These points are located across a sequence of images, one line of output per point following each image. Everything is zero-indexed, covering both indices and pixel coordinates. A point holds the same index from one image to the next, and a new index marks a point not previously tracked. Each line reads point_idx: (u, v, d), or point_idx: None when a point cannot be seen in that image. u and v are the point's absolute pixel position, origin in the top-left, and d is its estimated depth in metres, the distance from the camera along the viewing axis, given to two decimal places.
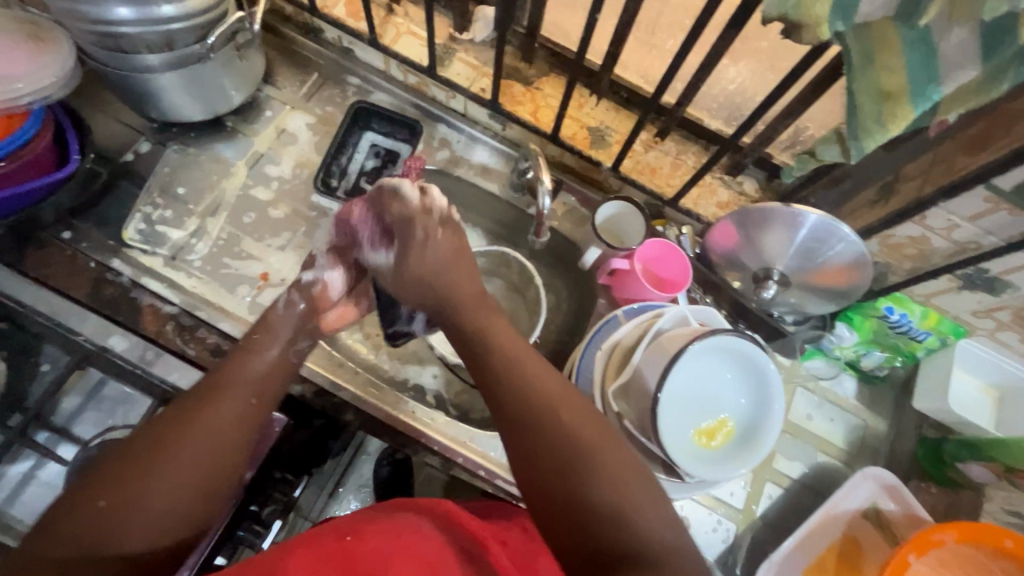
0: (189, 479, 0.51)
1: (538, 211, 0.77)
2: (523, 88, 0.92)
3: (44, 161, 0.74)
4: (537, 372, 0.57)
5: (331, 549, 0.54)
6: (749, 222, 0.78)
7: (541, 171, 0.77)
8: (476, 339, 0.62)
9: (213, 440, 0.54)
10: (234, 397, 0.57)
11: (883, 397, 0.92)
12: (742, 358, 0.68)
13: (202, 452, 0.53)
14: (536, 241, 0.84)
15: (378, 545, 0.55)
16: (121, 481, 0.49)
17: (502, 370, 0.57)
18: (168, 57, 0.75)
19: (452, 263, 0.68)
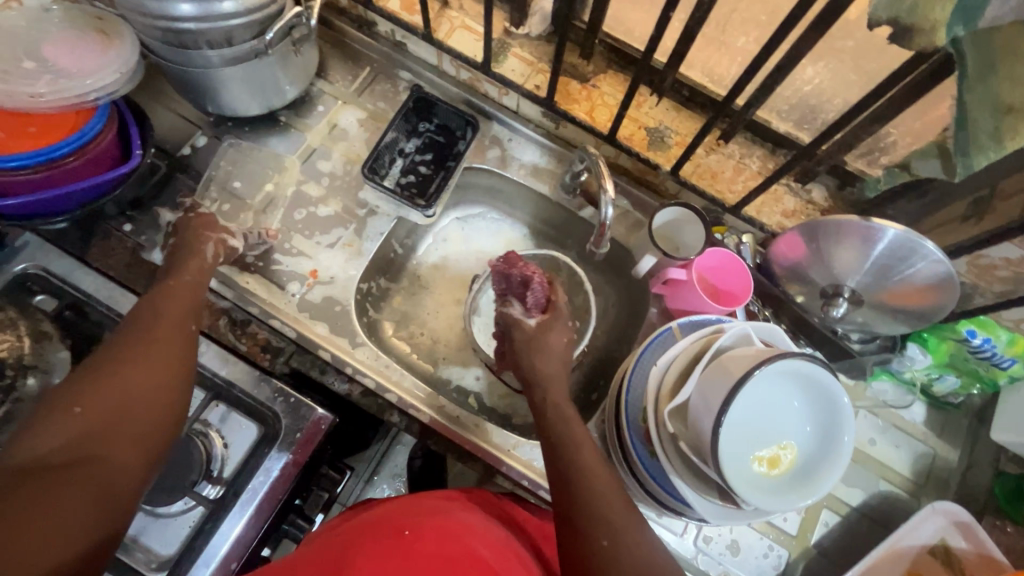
0: (140, 448, 0.55)
1: (599, 221, 0.75)
2: (580, 85, 0.88)
3: (107, 156, 0.75)
4: (605, 489, 0.58)
5: (393, 548, 0.55)
6: (821, 235, 0.73)
7: (603, 177, 0.75)
8: (558, 441, 0.63)
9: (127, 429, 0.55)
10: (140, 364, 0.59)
11: (955, 425, 0.86)
12: (812, 384, 0.63)
13: (136, 425, 0.56)
14: (592, 250, 0.80)
15: (436, 545, 0.56)
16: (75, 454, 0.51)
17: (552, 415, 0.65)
18: (226, 54, 0.75)
19: (555, 378, 0.69)
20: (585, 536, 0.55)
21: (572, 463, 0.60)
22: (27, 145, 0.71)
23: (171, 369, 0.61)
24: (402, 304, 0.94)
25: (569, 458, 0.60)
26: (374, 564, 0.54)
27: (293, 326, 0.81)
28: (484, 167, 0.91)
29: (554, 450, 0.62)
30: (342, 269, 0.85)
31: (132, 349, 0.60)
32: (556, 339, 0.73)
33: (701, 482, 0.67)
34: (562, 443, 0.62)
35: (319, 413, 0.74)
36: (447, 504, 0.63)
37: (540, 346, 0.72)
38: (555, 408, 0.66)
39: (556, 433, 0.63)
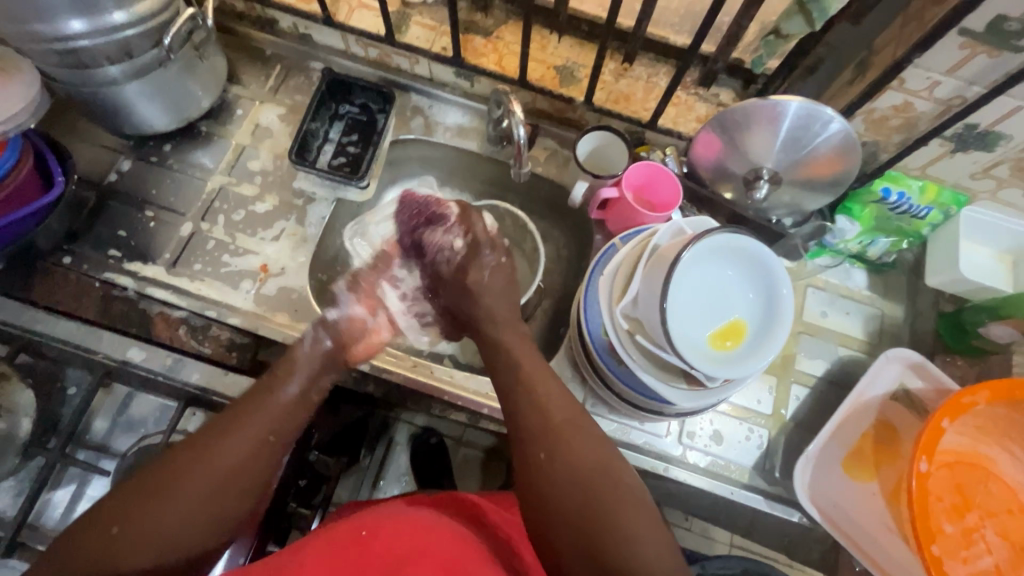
0: (190, 514, 0.56)
1: (515, 144, 0.78)
2: (484, 40, 0.91)
3: (26, 189, 0.75)
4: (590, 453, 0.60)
5: (347, 544, 0.59)
6: (730, 125, 0.78)
7: (512, 103, 0.78)
8: (545, 416, 0.63)
9: (211, 491, 0.58)
10: (240, 430, 0.62)
11: (897, 283, 0.90)
12: (744, 255, 0.67)
13: (205, 487, 0.57)
14: (518, 173, 0.83)
15: (389, 542, 0.59)
16: (140, 507, 0.55)
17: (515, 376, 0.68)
18: (129, 67, 0.76)
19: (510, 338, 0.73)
20: (581, 497, 0.57)
21: (564, 435, 0.61)
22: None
23: (262, 444, 0.62)
24: None
25: (560, 435, 0.61)
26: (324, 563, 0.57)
27: (253, 320, 0.82)
28: (410, 136, 0.93)
29: (544, 424, 0.63)
30: (291, 258, 0.86)
31: (225, 425, 0.62)
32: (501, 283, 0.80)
33: (664, 372, 0.70)
34: (542, 418, 0.63)
35: None
36: (403, 508, 0.66)
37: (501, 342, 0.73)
38: (531, 386, 0.66)
39: (510, 378, 0.68)
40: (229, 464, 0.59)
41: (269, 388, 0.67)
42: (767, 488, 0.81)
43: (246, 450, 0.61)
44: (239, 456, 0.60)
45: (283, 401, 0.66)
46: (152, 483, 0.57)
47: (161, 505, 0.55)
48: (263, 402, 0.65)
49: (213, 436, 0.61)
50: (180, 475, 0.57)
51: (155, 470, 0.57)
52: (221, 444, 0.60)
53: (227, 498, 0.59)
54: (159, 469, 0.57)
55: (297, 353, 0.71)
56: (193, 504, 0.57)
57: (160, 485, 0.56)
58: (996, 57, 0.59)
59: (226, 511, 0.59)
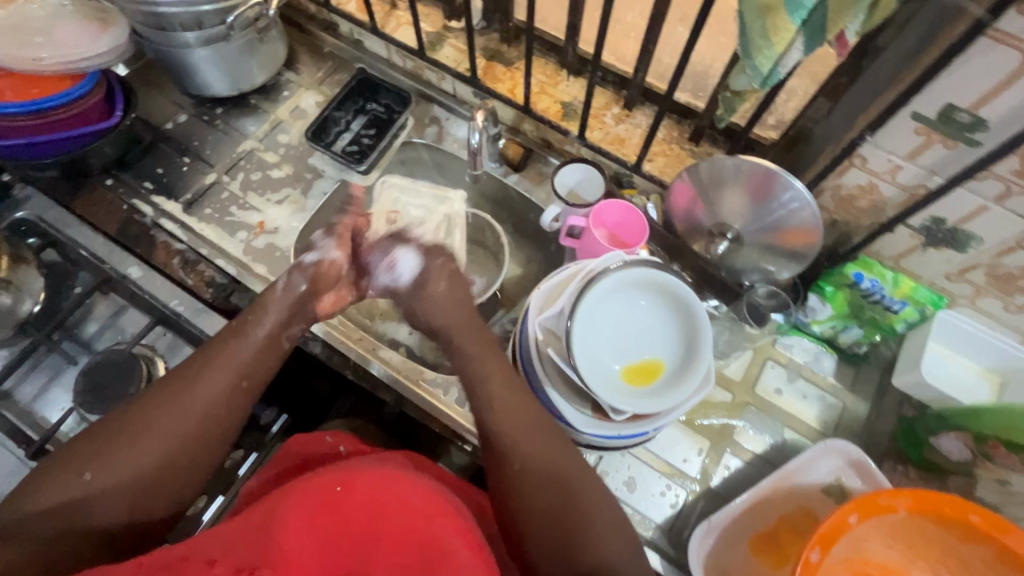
0: (157, 463, 0.61)
1: (469, 146, 0.89)
2: (505, 68, 1.00)
3: (89, 114, 0.89)
4: (561, 462, 0.63)
5: (323, 496, 0.59)
6: (703, 181, 0.81)
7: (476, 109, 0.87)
8: (516, 426, 0.64)
9: (181, 438, 0.62)
10: (209, 378, 0.66)
11: (866, 379, 0.86)
12: (671, 297, 0.68)
13: (172, 434, 0.62)
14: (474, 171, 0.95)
15: (362, 500, 0.59)
16: (112, 456, 0.59)
17: (490, 396, 0.67)
18: (201, 35, 0.90)
19: (481, 354, 0.72)
20: (551, 494, 0.60)
21: (535, 447, 0.63)
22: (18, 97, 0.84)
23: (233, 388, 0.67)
24: None
25: (533, 443, 0.64)
26: (302, 517, 0.58)
27: (236, 266, 0.91)
28: (422, 141, 1.03)
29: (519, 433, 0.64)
30: (286, 221, 0.95)
31: (189, 371, 0.66)
32: (461, 306, 0.78)
33: (574, 394, 0.71)
34: (519, 426, 0.65)
35: None
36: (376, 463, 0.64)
37: (481, 349, 0.73)
38: (513, 410, 0.66)
39: (484, 392, 0.68)
40: (198, 407, 0.64)
41: (240, 331, 0.71)
42: (670, 550, 0.77)
43: (215, 397, 0.65)
44: (211, 399, 0.65)
45: (250, 344, 0.70)
46: (124, 434, 0.61)
47: (132, 451, 0.60)
48: (236, 347, 0.69)
49: (174, 385, 0.65)
50: (146, 425, 0.62)
51: (123, 424, 0.62)
52: (191, 391, 0.64)
53: (197, 441, 0.63)
54: (129, 420, 0.62)
55: (268, 295, 0.74)
56: (162, 450, 0.61)
57: (132, 439, 0.61)
58: (953, 147, 0.59)
59: (199, 462, 0.63)
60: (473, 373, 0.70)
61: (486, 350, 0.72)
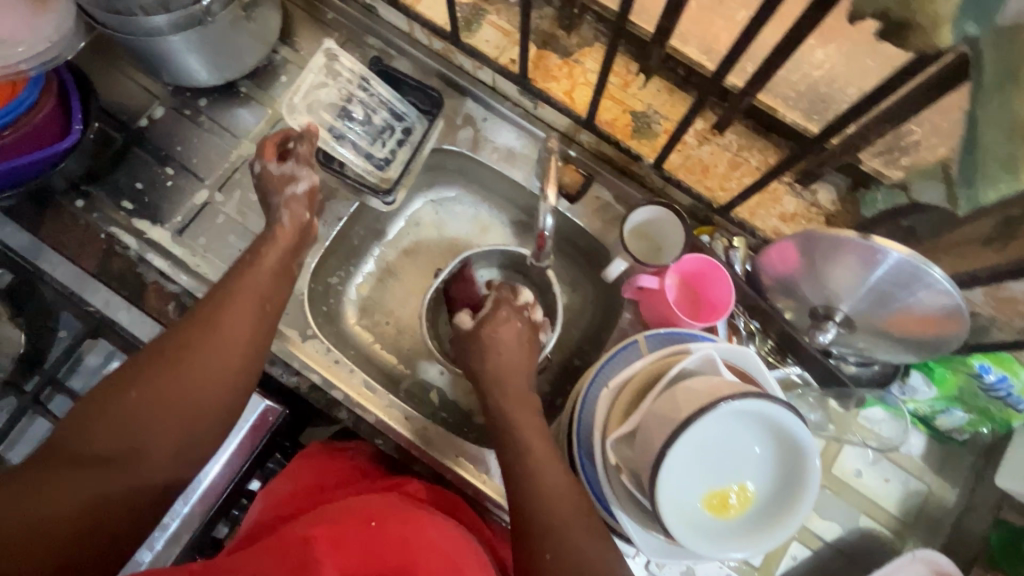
0: (191, 411, 0.56)
1: (539, 232, 0.69)
2: (561, 60, 0.78)
3: (44, 130, 0.70)
4: (599, 549, 0.56)
5: (356, 530, 0.57)
6: (816, 249, 0.64)
7: (547, 185, 0.68)
8: (551, 515, 0.58)
9: (224, 373, 0.57)
10: (218, 344, 0.58)
11: (956, 461, 0.78)
12: (777, 430, 0.56)
13: (206, 371, 0.57)
14: (536, 259, 0.76)
15: (399, 534, 0.57)
16: (144, 403, 0.54)
17: (525, 460, 0.62)
18: (171, 20, 0.68)
19: (516, 419, 0.66)
20: None
21: (574, 531, 0.57)
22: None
23: (241, 370, 0.59)
24: (369, 291, 0.92)
25: (565, 531, 0.57)
26: (334, 549, 0.55)
27: None
28: (455, 149, 0.85)
29: (546, 518, 0.57)
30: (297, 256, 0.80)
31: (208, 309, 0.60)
32: (515, 354, 0.72)
33: (645, 517, 0.61)
34: (546, 507, 0.58)
35: (264, 405, 0.76)
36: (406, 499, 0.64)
37: (510, 408, 0.68)
38: (552, 495, 0.59)
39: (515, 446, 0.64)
40: (237, 335, 0.59)
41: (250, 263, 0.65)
42: None
43: (224, 365, 0.58)
44: (239, 336, 0.59)
45: (266, 272, 0.65)
46: (127, 406, 0.53)
47: (167, 403, 0.55)
48: (246, 278, 0.63)
49: (194, 331, 0.58)
50: (168, 371, 0.56)
51: (123, 385, 0.54)
52: (186, 379, 0.56)
53: (188, 442, 0.56)
54: (146, 377, 0.55)
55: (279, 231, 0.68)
56: (196, 396, 0.56)
57: (138, 415, 0.54)
58: None
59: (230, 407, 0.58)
60: (508, 426, 0.66)
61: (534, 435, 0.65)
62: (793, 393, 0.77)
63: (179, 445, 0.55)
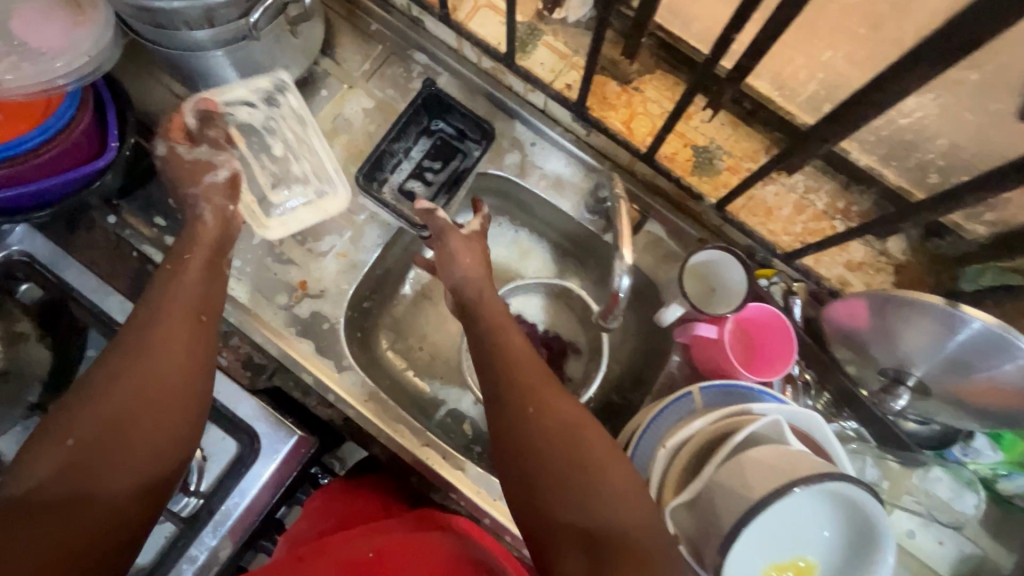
0: (154, 416, 0.51)
1: (612, 292, 0.64)
2: (619, 88, 0.74)
3: (80, 148, 0.67)
4: (622, 484, 0.51)
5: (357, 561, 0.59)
6: (892, 311, 0.60)
7: (623, 242, 0.62)
8: (560, 458, 0.52)
9: (175, 375, 0.54)
10: (160, 348, 0.54)
11: (1015, 528, 0.74)
12: (851, 512, 0.52)
13: (160, 375, 0.53)
14: (603, 318, 0.70)
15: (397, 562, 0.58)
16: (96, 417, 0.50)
17: (534, 421, 0.55)
18: (215, 35, 0.64)
19: (530, 389, 0.57)
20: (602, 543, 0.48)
21: (591, 471, 0.51)
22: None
23: (185, 370, 0.54)
24: (403, 314, 0.89)
25: (582, 471, 0.51)
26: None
27: (275, 342, 0.75)
28: (499, 175, 0.81)
29: (558, 463, 0.52)
30: (335, 282, 0.78)
31: (141, 318, 0.56)
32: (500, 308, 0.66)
33: None
34: (556, 450, 0.53)
35: (297, 439, 0.73)
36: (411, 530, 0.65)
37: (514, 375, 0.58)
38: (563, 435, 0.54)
39: (526, 431, 0.55)
40: (178, 335, 0.56)
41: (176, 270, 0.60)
42: None
43: (172, 366, 0.54)
44: (178, 333, 0.56)
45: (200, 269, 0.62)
46: (69, 451, 0.48)
47: (123, 412, 0.50)
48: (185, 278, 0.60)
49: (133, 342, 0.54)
50: (113, 383, 0.52)
51: (56, 433, 0.49)
52: (138, 387, 0.52)
53: (154, 451, 0.51)
54: (96, 393, 0.51)
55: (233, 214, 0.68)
56: (156, 402, 0.52)
57: (83, 454, 0.48)
58: None
59: (188, 406, 0.54)
60: (500, 387, 0.58)
61: (532, 376, 0.58)
62: (848, 448, 0.73)
63: (144, 458, 0.50)
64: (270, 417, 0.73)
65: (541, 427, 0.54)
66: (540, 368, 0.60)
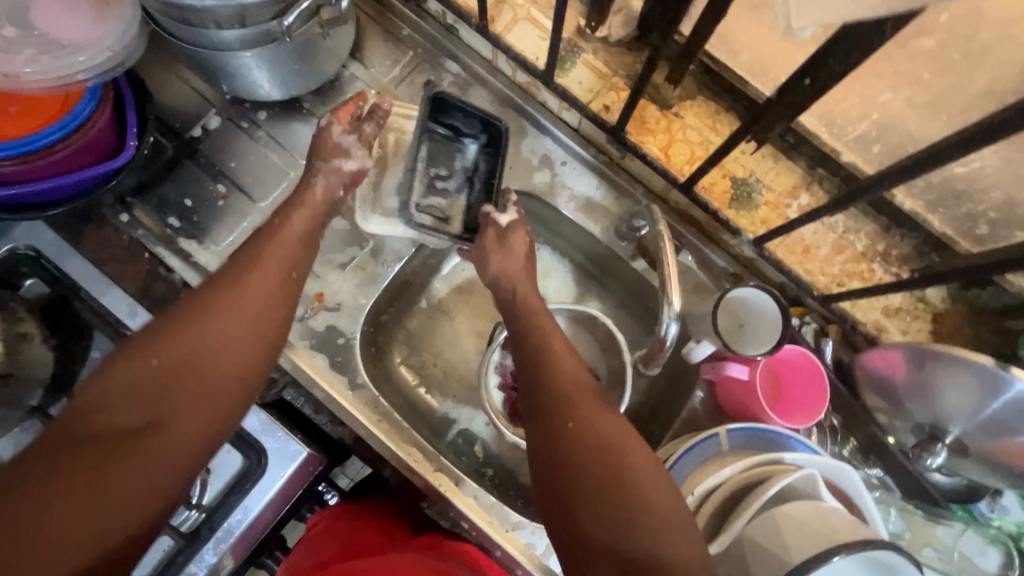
0: (231, 358, 0.52)
1: (659, 338, 0.59)
2: (659, 112, 0.72)
3: (96, 146, 0.64)
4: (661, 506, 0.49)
5: None
6: (935, 366, 0.58)
7: (670, 285, 0.56)
8: (598, 471, 0.51)
9: (254, 324, 0.54)
10: (246, 294, 0.55)
11: None
12: None
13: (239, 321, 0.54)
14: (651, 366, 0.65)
15: None
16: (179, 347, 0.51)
17: (580, 427, 0.54)
18: (245, 35, 0.61)
19: (568, 403, 0.56)
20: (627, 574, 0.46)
21: (628, 490, 0.50)
22: (14, 128, 0.61)
23: (258, 340, 0.54)
24: (418, 329, 0.86)
25: (621, 493, 0.50)
26: None
27: (288, 354, 0.73)
28: (528, 193, 0.78)
29: (598, 474, 0.51)
30: (352, 295, 0.75)
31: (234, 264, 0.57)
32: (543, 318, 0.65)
33: None
34: (597, 457, 0.52)
35: (308, 456, 0.71)
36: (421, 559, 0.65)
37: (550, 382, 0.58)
38: (607, 446, 0.52)
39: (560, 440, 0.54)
40: (267, 286, 0.56)
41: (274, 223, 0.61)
42: None
43: (252, 316, 0.54)
44: (268, 281, 0.57)
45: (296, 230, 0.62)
46: (145, 375, 0.49)
47: (204, 348, 0.51)
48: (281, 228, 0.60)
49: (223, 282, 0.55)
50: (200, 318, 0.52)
51: (141, 350, 0.50)
52: (219, 327, 0.52)
53: (222, 397, 0.51)
54: (181, 326, 0.52)
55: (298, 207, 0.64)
56: (232, 347, 0.52)
57: (152, 386, 0.49)
58: None
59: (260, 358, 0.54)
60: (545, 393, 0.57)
61: (577, 390, 0.57)
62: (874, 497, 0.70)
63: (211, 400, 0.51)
64: (279, 433, 0.70)
65: (585, 435, 0.53)
66: (582, 376, 0.59)
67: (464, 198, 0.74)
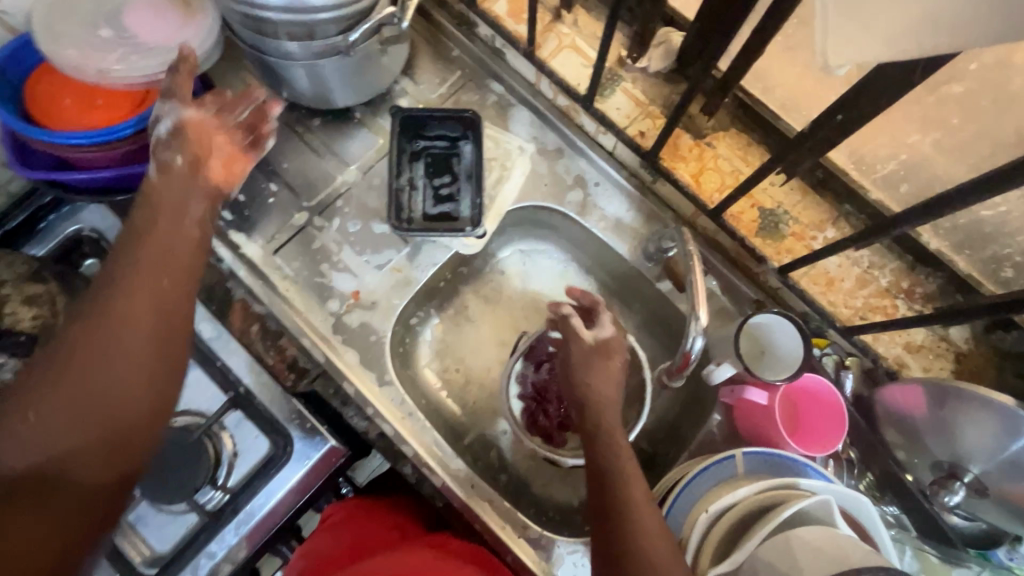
0: (134, 368, 0.50)
1: (686, 351, 0.61)
2: (693, 141, 0.75)
3: None
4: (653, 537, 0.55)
5: None
6: (951, 400, 0.60)
7: (699, 302, 0.59)
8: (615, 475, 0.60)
9: (143, 319, 0.51)
10: (134, 288, 0.51)
11: None
12: None
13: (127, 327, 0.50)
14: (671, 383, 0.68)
15: None
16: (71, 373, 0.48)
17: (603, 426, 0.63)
18: (311, 47, 0.66)
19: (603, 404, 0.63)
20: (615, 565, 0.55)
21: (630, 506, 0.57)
22: (95, 119, 0.67)
23: (156, 329, 0.51)
24: (443, 335, 0.88)
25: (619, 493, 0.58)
26: None
27: (321, 348, 0.76)
28: (561, 210, 0.81)
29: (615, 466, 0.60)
30: (386, 296, 0.79)
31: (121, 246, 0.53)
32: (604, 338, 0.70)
33: None
34: (614, 460, 0.60)
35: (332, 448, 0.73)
36: (433, 559, 0.66)
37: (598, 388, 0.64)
38: (615, 447, 0.61)
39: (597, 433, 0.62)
40: (156, 259, 0.53)
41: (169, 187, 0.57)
42: None
43: (137, 318, 0.51)
44: (154, 261, 0.53)
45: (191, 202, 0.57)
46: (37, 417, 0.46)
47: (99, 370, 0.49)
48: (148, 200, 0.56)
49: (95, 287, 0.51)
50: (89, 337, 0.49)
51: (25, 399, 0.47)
52: (115, 341, 0.49)
53: (132, 426, 0.50)
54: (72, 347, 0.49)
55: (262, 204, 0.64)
56: (132, 361, 0.50)
57: (53, 424, 0.47)
58: None
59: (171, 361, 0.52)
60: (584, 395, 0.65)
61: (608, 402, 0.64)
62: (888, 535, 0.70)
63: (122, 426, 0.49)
64: (307, 423, 0.73)
65: (611, 440, 0.62)
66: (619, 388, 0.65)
67: (467, 198, 0.79)
